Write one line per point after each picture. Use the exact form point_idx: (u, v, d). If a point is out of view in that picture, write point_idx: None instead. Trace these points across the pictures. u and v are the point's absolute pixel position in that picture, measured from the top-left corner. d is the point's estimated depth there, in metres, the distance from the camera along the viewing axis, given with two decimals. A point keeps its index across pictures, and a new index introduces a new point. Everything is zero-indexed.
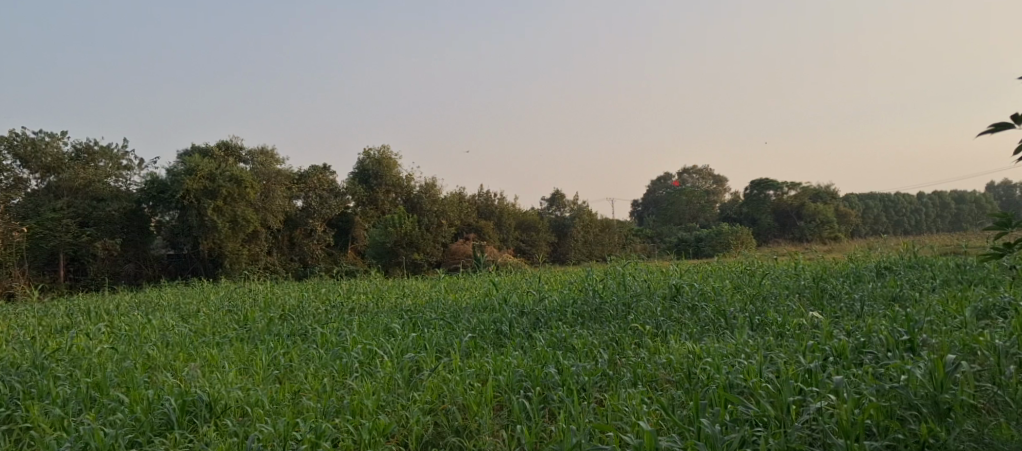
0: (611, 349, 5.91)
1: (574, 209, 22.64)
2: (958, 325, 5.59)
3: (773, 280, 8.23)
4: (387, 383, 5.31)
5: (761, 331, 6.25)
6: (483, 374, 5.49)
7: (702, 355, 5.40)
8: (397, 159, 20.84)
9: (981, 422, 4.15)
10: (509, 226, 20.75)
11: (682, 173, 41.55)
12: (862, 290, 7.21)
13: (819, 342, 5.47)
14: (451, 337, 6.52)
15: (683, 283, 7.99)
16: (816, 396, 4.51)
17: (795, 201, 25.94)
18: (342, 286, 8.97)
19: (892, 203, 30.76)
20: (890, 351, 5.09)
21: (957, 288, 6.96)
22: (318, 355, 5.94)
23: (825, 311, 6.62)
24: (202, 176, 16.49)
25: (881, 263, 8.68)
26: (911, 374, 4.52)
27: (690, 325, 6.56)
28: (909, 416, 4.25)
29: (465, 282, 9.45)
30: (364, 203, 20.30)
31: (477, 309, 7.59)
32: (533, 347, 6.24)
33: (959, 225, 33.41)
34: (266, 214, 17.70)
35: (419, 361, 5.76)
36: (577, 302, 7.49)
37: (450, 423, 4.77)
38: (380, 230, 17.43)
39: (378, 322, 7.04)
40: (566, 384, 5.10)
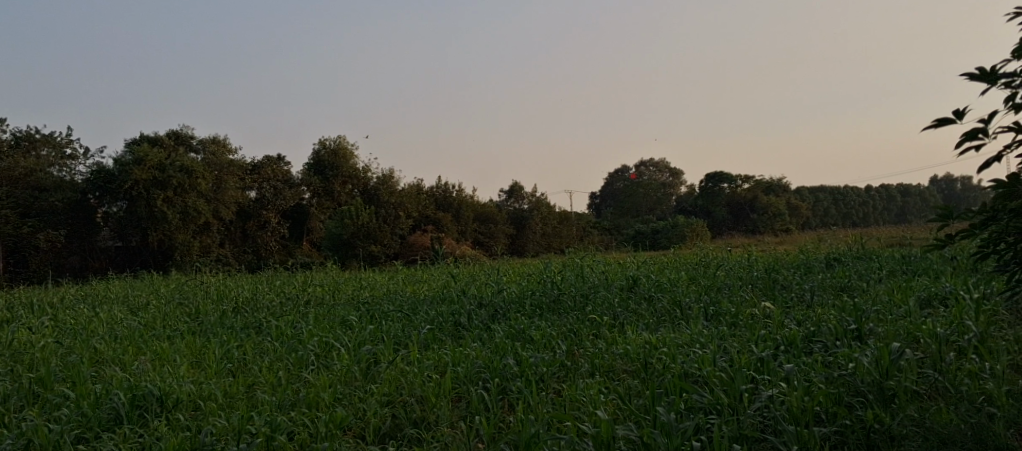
0: (569, 340, 5.95)
1: (532, 201, 22.87)
2: (902, 314, 5.75)
3: (726, 272, 8.38)
4: (343, 376, 5.29)
5: (715, 321, 6.36)
6: (441, 365, 5.49)
7: (658, 346, 5.49)
8: (353, 150, 20.66)
9: (923, 408, 4.26)
10: (467, 217, 20.72)
11: (639, 166, 42.05)
12: (812, 281, 7.39)
13: (771, 332, 5.59)
14: (409, 329, 6.51)
15: (640, 275, 8.09)
16: (767, 384, 4.62)
17: (748, 194, 26.41)
18: (298, 278, 8.87)
19: (841, 197, 31.55)
20: (838, 339, 5.22)
21: (902, 279, 7.18)
22: (272, 348, 5.88)
23: (777, 302, 6.77)
24: (151, 166, 16.24)
25: (831, 254, 8.90)
26: (859, 362, 4.65)
27: (647, 316, 6.65)
28: (856, 403, 4.36)
29: (423, 274, 9.43)
30: (319, 194, 20.06)
31: (435, 301, 7.59)
32: (491, 338, 6.26)
33: (904, 217, 34.40)
34: (218, 205, 17.47)
35: (377, 354, 5.74)
36: (536, 293, 7.53)
37: (408, 416, 4.74)
38: (336, 222, 17.34)
39: (335, 314, 6.99)
40: (524, 375, 5.13)
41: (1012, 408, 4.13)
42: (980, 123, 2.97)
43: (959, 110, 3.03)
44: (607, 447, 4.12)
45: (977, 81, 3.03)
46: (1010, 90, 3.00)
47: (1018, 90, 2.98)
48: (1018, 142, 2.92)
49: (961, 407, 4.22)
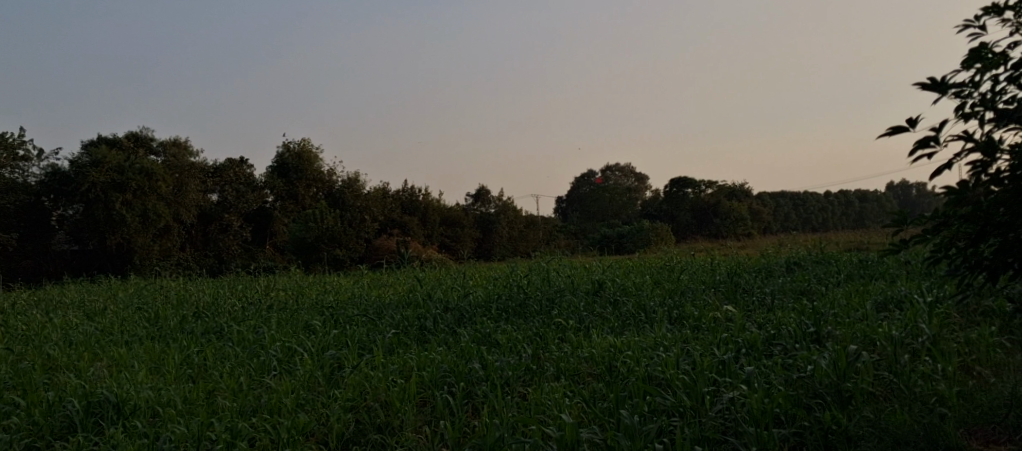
0: (535, 344, 5.97)
1: (499, 205, 22.84)
2: (859, 317, 5.88)
3: (690, 275, 8.49)
4: (307, 381, 5.26)
5: (679, 324, 6.43)
6: (407, 369, 5.49)
7: (623, 349, 5.54)
8: (318, 153, 20.42)
9: (878, 409, 4.36)
10: (433, 221, 20.70)
11: (605, 170, 42.35)
12: (773, 284, 7.52)
13: (732, 335, 5.68)
14: (374, 334, 6.49)
15: (605, 279, 8.15)
16: (728, 386, 4.69)
17: (711, 199, 26.73)
18: (260, 282, 8.78)
19: (801, 202, 32.10)
20: (798, 342, 5.32)
21: (860, 282, 7.34)
22: (233, 353, 5.82)
23: (739, 305, 6.87)
24: (109, 169, 16.01)
25: (791, 258, 9.06)
26: (817, 364, 4.75)
27: (612, 319, 6.71)
28: (814, 404, 4.44)
29: (389, 277, 9.40)
30: (283, 197, 19.80)
31: (400, 305, 7.57)
32: (457, 342, 6.27)
33: (863, 222, 35.09)
34: (179, 208, 17.22)
35: (341, 358, 5.71)
36: (502, 297, 7.55)
37: (372, 421, 4.72)
38: (300, 226, 17.20)
39: (299, 319, 6.93)
40: (489, 379, 5.15)
41: (963, 409, 4.24)
42: (932, 131, 3.04)
43: (913, 118, 3.09)
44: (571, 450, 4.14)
45: (928, 91, 3.11)
46: (959, 100, 3.09)
47: (966, 100, 3.07)
48: (967, 150, 3.00)
49: (914, 407, 4.32)
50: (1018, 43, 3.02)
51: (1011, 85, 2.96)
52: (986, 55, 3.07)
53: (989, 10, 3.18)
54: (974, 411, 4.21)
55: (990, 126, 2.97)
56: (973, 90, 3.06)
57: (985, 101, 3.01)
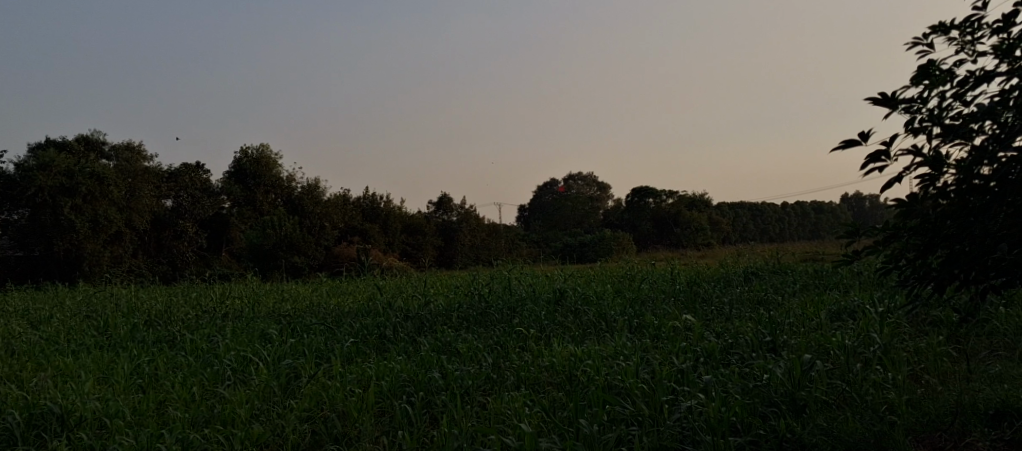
0: (495, 353, 5.95)
1: (461, 213, 22.78)
2: (814, 326, 5.98)
3: (650, 284, 8.55)
4: (262, 391, 5.16)
5: (639, 333, 6.46)
6: (365, 379, 5.43)
7: (583, 358, 5.56)
8: (276, 159, 20.22)
9: (832, 417, 4.42)
10: (395, 228, 20.59)
11: (567, 179, 42.62)
12: (730, 294, 7.60)
13: (691, 344, 5.72)
14: (332, 342, 6.41)
15: (566, 287, 8.16)
16: (686, 395, 4.72)
17: (672, 209, 27.01)
18: (215, 290, 8.62)
19: (759, 213, 32.67)
20: (754, 351, 5.38)
21: (814, 292, 7.47)
22: (186, 363, 5.70)
23: (698, 314, 6.94)
24: (58, 172, 15.77)
25: (749, 268, 9.19)
26: (773, 373, 4.80)
27: (573, 328, 6.72)
28: (770, 413, 4.49)
29: (348, 285, 9.30)
30: (239, 204, 19.59)
31: (360, 313, 7.49)
32: (417, 351, 6.22)
33: (818, 233, 35.78)
34: (131, 213, 16.91)
35: (297, 368, 5.62)
36: (464, 306, 7.51)
37: (329, 431, 4.66)
38: (258, 232, 16.97)
39: (255, 327, 6.82)
40: (449, 389, 5.11)
41: (911, 417, 4.32)
42: (883, 145, 3.09)
43: (865, 131, 3.14)
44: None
45: (879, 106, 3.18)
46: (909, 115, 3.16)
47: (916, 115, 3.14)
48: (916, 164, 3.06)
49: (865, 415, 4.39)
50: (963, 61, 3.11)
51: (957, 101, 3.04)
52: (934, 73, 3.15)
53: (936, 28, 3.27)
54: (922, 419, 4.29)
55: (938, 140, 3.04)
56: (922, 105, 3.13)
57: (933, 117, 3.09)
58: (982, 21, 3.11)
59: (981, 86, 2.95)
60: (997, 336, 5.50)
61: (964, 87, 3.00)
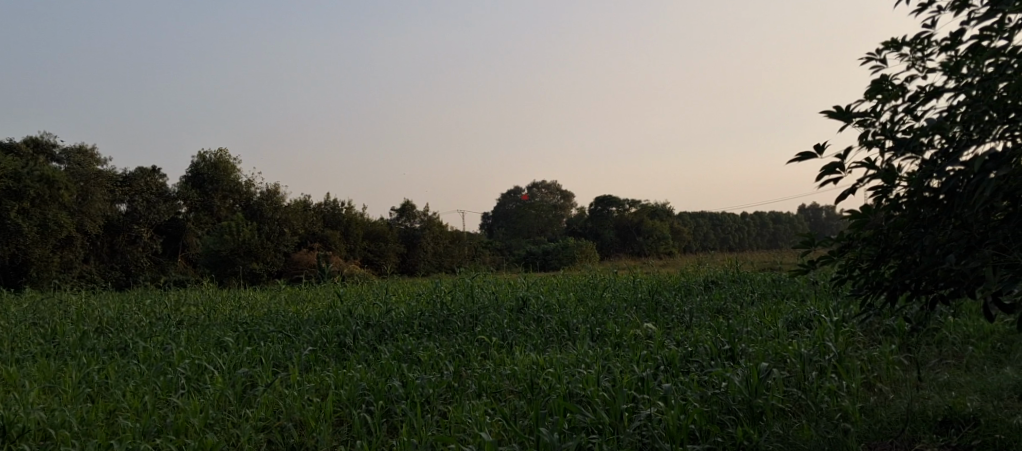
0: (457, 361, 5.92)
1: (424, 220, 22.71)
2: (772, 335, 6.05)
3: (612, 293, 8.60)
4: (216, 400, 5.06)
5: (601, 342, 6.48)
6: (323, 388, 5.36)
7: (544, 366, 5.55)
8: (235, 163, 20.01)
9: (787, 424, 4.48)
10: (356, 235, 20.43)
11: (531, 187, 42.78)
12: (691, 302, 7.67)
13: (651, 352, 5.74)
14: (290, 350, 6.32)
15: (528, 295, 8.16)
16: (646, 403, 4.73)
17: (635, 218, 27.28)
18: (170, 296, 8.45)
19: (719, 223, 33.17)
20: (713, 359, 5.43)
21: (772, 301, 7.57)
22: (138, 371, 5.56)
23: (659, 323, 6.98)
24: (7, 175, 15.09)
25: (709, 277, 9.29)
26: (731, 381, 4.83)
27: (535, 336, 6.72)
28: (727, 420, 4.52)
29: (307, 292, 9.19)
30: (196, 209, 19.30)
31: (320, 321, 7.38)
32: (377, 359, 6.16)
33: (777, 243, 36.38)
34: (82, 217, 16.62)
35: (254, 376, 5.53)
36: (425, 314, 7.46)
37: (285, 440, 4.62)
38: (214, 238, 16.66)
39: (210, 335, 6.70)
40: (409, 397, 5.06)
41: (864, 424, 4.39)
42: (837, 158, 3.14)
43: (820, 143, 3.17)
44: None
45: (834, 119, 3.23)
46: (862, 129, 3.22)
47: (868, 129, 3.20)
48: (869, 177, 3.12)
49: (820, 423, 4.45)
50: (914, 76, 3.19)
51: (909, 115, 3.10)
52: (886, 87, 3.22)
53: (889, 44, 3.34)
54: (875, 426, 4.36)
55: (890, 154, 3.10)
56: (875, 119, 3.19)
57: (885, 130, 3.15)
58: (933, 38, 3.18)
59: (931, 101, 3.02)
60: (945, 345, 5.64)
61: (915, 102, 3.06)
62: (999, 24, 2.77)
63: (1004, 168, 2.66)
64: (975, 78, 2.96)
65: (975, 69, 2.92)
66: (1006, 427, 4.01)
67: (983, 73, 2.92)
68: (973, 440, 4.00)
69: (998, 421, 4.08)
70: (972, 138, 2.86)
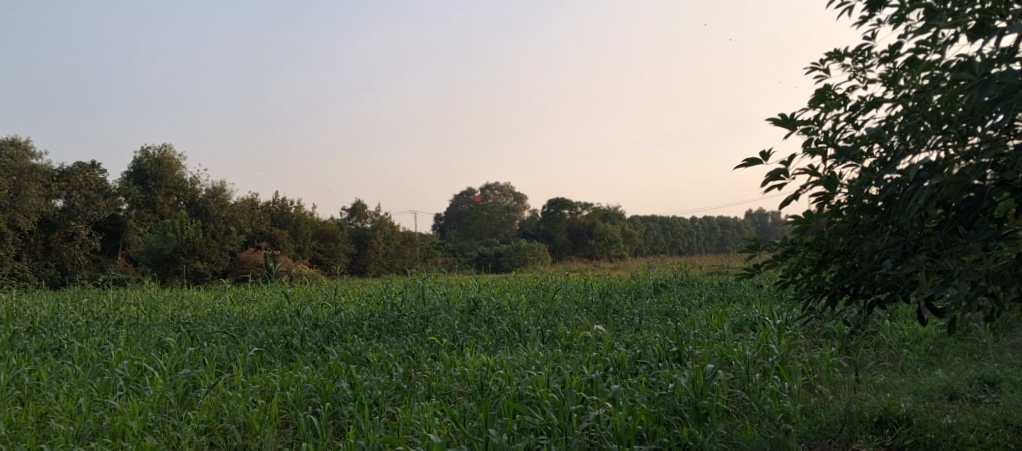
0: (406, 362, 5.88)
1: (374, 220, 22.57)
2: (718, 337, 6.14)
3: (563, 295, 8.64)
4: (156, 402, 4.93)
5: (551, 343, 6.50)
6: (269, 390, 5.27)
7: (495, 368, 5.54)
8: (179, 161, 19.83)
9: (731, 425, 4.54)
10: (306, 235, 20.18)
11: (484, 189, 42.83)
12: (641, 305, 7.74)
13: (601, 354, 5.77)
14: (235, 352, 6.19)
15: (480, 297, 8.13)
16: (595, 404, 4.74)
17: (587, 220, 27.52)
18: (109, 296, 8.20)
19: (669, 226, 33.67)
20: (661, 361, 5.50)
21: (719, 304, 7.70)
22: (73, 373, 5.40)
23: (608, 325, 7.04)
24: None
25: (658, 280, 9.39)
26: (677, 383, 4.87)
27: (486, 338, 6.70)
28: (673, 421, 4.56)
29: (254, 292, 9.01)
30: (138, 206, 18.91)
31: (266, 322, 7.25)
32: (325, 361, 6.08)
33: (724, 247, 37.08)
34: (15, 213, 16.04)
35: (196, 377, 5.41)
36: (375, 315, 7.38)
37: (228, 443, 4.53)
38: (157, 236, 16.24)
39: (151, 336, 6.53)
40: (357, 399, 5.00)
41: (804, 425, 4.46)
42: (782, 165, 3.19)
43: (767, 151, 3.20)
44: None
45: (779, 126, 3.29)
46: (806, 136, 3.28)
47: (812, 137, 3.26)
48: (812, 183, 3.17)
49: (763, 424, 4.50)
50: (855, 86, 3.27)
51: (850, 124, 3.17)
52: (829, 97, 3.29)
53: (832, 54, 3.42)
54: (814, 428, 4.44)
55: (831, 161, 3.17)
56: (818, 127, 3.26)
57: (828, 138, 3.21)
58: (873, 49, 3.27)
59: (870, 111, 3.09)
60: (882, 349, 5.81)
61: (856, 111, 3.13)
62: (933, 38, 2.85)
63: (936, 177, 2.71)
64: (912, 89, 3.04)
65: (912, 81, 3.00)
66: (936, 427, 4.12)
67: (920, 84, 2.99)
68: (905, 440, 4.10)
69: (928, 422, 4.20)
70: (908, 147, 2.92)
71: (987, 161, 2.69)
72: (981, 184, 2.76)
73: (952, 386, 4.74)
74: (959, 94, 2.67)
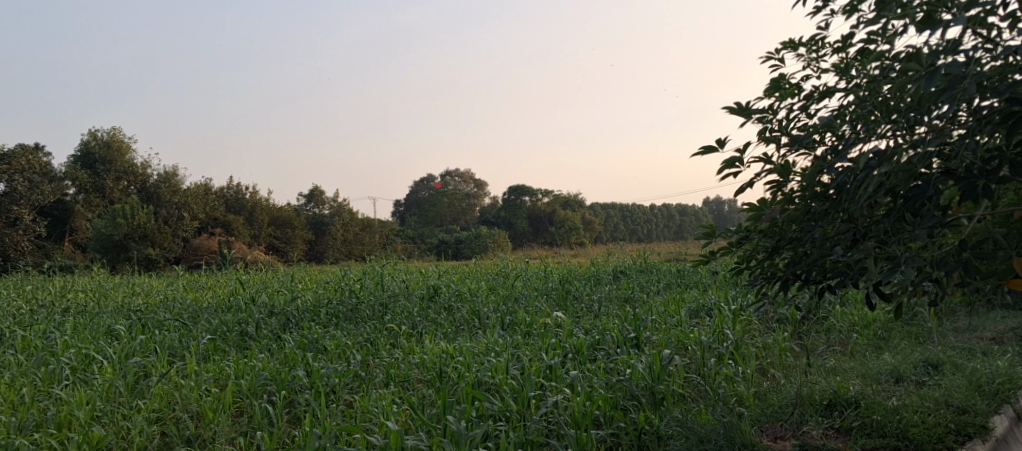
0: (364, 349, 5.81)
1: (332, 207, 22.37)
2: (675, 323, 6.19)
3: (523, 282, 8.64)
4: (105, 391, 4.80)
5: (511, 330, 6.49)
6: (223, 379, 5.17)
7: (454, 354, 5.52)
8: (129, 144, 19.49)
9: (686, 409, 4.58)
10: (261, 221, 19.90)
11: (444, 175, 42.67)
12: (600, 292, 7.79)
13: (560, 340, 5.78)
14: (187, 339, 6.06)
15: (440, 284, 8.09)
16: (553, 390, 4.73)
17: (548, 208, 27.63)
18: (55, 283, 7.98)
19: (629, 214, 33.94)
20: (619, 347, 5.52)
21: (676, 291, 7.77)
22: (16, 362, 5.23)
23: (568, 311, 7.06)
24: None
25: (618, 267, 9.44)
26: (635, 368, 4.89)
27: (445, 325, 6.67)
28: (631, 406, 4.58)
29: (208, 279, 8.84)
30: (86, 190, 18.51)
31: (220, 309, 7.12)
32: (281, 348, 5.99)
33: (682, 235, 37.54)
34: None
35: (147, 366, 5.30)
36: (332, 302, 7.29)
37: (180, 433, 4.41)
38: (105, 221, 15.84)
39: (100, 324, 6.37)
40: (314, 387, 4.93)
41: (757, 408, 4.51)
42: (737, 152, 3.21)
43: (722, 138, 3.22)
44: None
45: (735, 115, 3.31)
46: (761, 125, 3.30)
47: (767, 126, 3.28)
48: (767, 171, 3.20)
49: (717, 407, 4.53)
50: (808, 76, 3.30)
51: (803, 113, 3.20)
52: (784, 86, 3.31)
53: (786, 44, 3.44)
54: (766, 410, 4.49)
55: (785, 149, 3.20)
56: (773, 116, 3.28)
57: (782, 127, 3.24)
58: (826, 39, 3.30)
59: (823, 100, 3.12)
60: (833, 333, 5.92)
61: (809, 100, 3.16)
62: (883, 29, 2.89)
63: (885, 165, 2.74)
64: (863, 78, 3.08)
65: (863, 71, 3.04)
66: (883, 409, 4.20)
67: (870, 74, 3.03)
68: (853, 422, 4.17)
69: (876, 404, 4.29)
70: (859, 136, 2.95)
71: (933, 149, 2.72)
72: (927, 172, 2.79)
73: (899, 370, 4.86)
74: (907, 84, 2.70)
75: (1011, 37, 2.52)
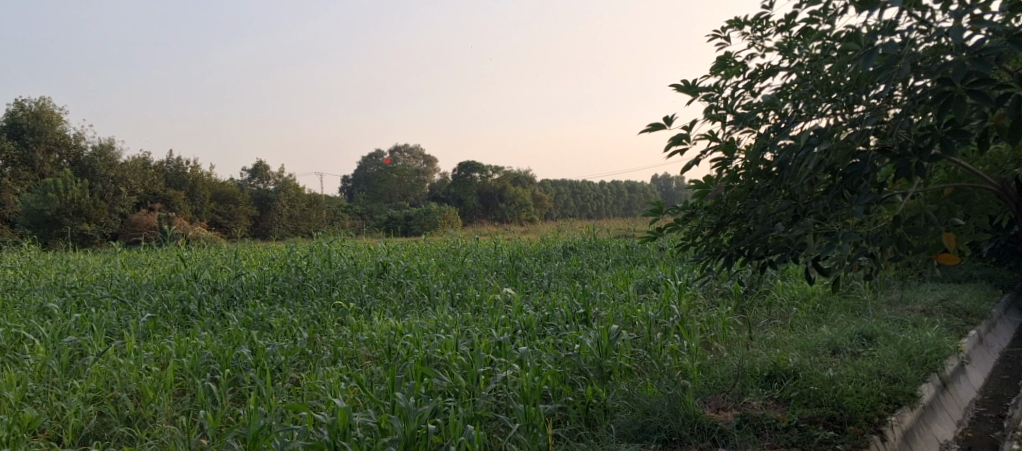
0: (311, 327, 5.73)
1: (278, 182, 21.97)
2: (623, 298, 6.25)
3: (473, 259, 8.60)
4: (37, 372, 4.63)
5: (460, 306, 6.46)
6: (163, 357, 5.03)
7: (403, 331, 5.47)
8: (60, 114, 18.83)
9: (632, 382, 4.61)
10: (203, 196, 19.43)
11: (394, 152, 42.24)
12: (550, 268, 7.80)
13: (510, 316, 5.78)
14: (126, 318, 5.89)
15: (389, 261, 8.00)
16: (502, 365, 4.72)
17: (498, 184, 27.62)
18: None
19: (579, 191, 34.13)
20: (568, 323, 5.54)
21: (625, 266, 7.84)
22: None
23: (518, 287, 7.06)
24: None
25: (567, 243, 9.47)
26: (583, 344, 4.90)
27: (394, 302, 6.60)
28: (579, 380, 4.60)
29: (147, 256, 8.59)
30: (15, 163, 17.78)
31: (161, 286, 6.94)
32: (225, 326, 5.86)
33: (631, 211, 37.92)
34: None
35: (83, 345, 5.12)
36: (278, 279, 7.16)
37: (119, 413, 4.27)
38: (36, 196, 15.20)
39: (31, 302, 6.14)
40: (259, 365, 4.84)
41: (700, 381, 4.57)
42: (684, 130, 3.21)
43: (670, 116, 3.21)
44: (343, 437, 3.80)
45: (681, 93, 3.31)
46: (707, 103, 3.31)
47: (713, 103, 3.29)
48: (711, 149, 3.21)
49: (662, 380, 4.58)
50: (753, 55, 3.31)
51: (748, 91, 3.22)
52: (729, 64, 3.33)
53: (732, 22, 3.45)
54: (709, 383, 4.56)
55: (730, 127, 3.21)
56: (719, 94, 3.29)
57: (727, 105, 3.25)
58: (770, 18, 3.31)
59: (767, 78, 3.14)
60: (775, 307, 6.04)
61: (753, 78, 3.18)
62: (823, 9, 2.90)
63: (824, 143, 2.77)
64: (805, 57, 3.10)
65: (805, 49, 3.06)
66: (820, 380, 4.29)
67: (812, 53, 3.05)
68: (791, 392, 4.24)
69: (814, 375, 4.38)
70: (801, 114, 2.97)
71: (870, 128, 2.75)
72: (865, 150, 2.82)
73: (836, 342, 4.98)
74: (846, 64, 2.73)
75: (944, 19, 2.56)
